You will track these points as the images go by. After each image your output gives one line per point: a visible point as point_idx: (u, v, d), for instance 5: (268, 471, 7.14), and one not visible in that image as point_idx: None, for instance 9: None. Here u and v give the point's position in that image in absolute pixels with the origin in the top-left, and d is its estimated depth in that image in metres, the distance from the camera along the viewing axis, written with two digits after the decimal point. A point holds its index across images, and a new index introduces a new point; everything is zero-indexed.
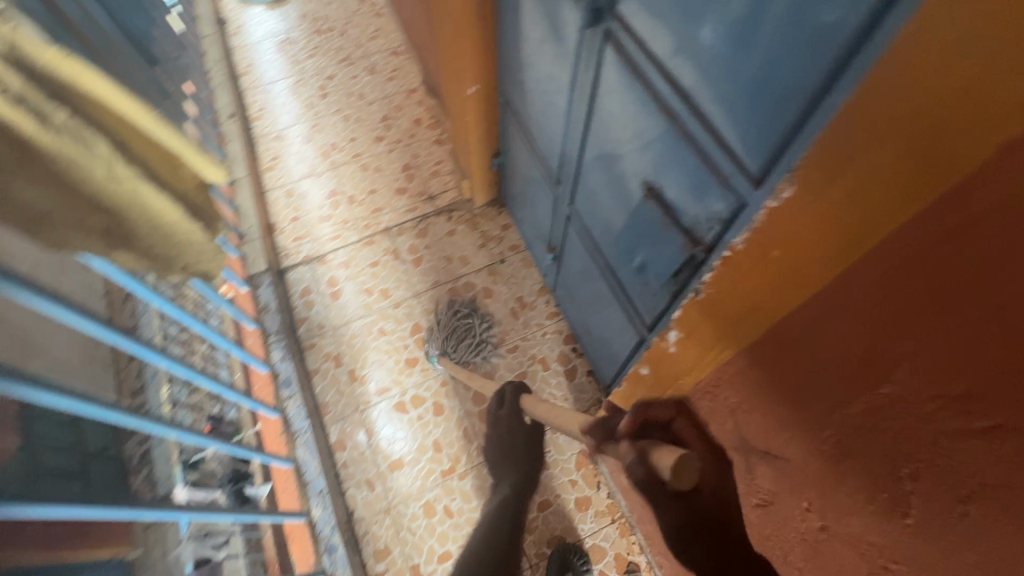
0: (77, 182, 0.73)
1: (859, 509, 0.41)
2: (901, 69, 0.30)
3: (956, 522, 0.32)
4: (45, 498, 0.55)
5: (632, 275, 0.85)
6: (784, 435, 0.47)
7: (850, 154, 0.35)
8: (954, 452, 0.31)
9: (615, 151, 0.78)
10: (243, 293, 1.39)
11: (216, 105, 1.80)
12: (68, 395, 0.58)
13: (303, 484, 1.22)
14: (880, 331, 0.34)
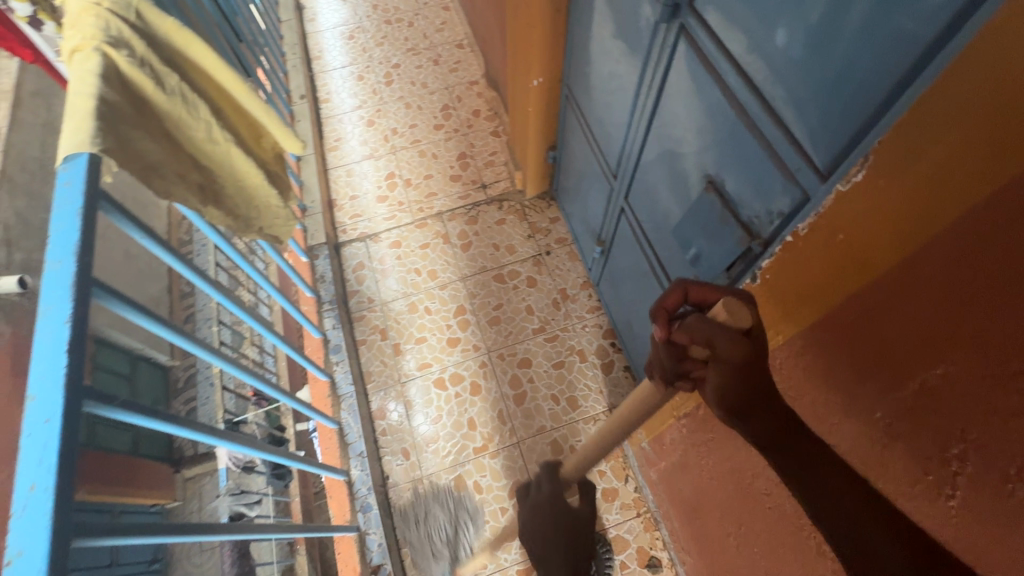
0: (182, 140, 0.81)
1: (904, 493, 0.42)
2: (977, 51, 0.30)
3: (1007, 500, 0.32)
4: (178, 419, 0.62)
5: (684, 268, 0.86)
6: (833, 419, 0.48)
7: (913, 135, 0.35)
8: (1008, 431, 0.31)
9: (677, 144, 0.80)
10: (302, 262, 1.47)
11: (290, 85, 1.90)
12: (157, 322, 0.65)
13: (344, 444, 1.26)
14: (936, 313, 0.35)
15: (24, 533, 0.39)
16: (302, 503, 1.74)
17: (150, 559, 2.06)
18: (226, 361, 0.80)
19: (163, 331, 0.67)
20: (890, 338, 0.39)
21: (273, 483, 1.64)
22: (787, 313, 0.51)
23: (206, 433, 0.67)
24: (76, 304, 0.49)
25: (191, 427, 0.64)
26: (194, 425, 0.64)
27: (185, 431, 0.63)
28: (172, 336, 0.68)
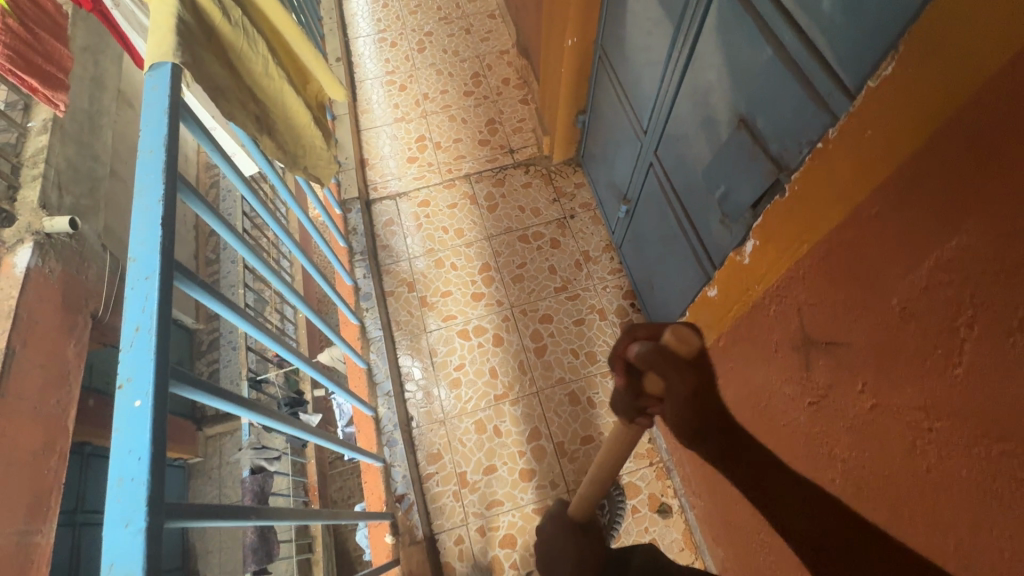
0: (244, 71, 0.87)
1: (914, 374, 0.46)
2: None
3: (1003, 354, 0.37)
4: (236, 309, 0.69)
5: (711, 213, 0.90)
6: (851, 319, 0.52)
7: (940, 26, 0.38)
8: (1007, 288, 0.35)
9: (709, 90, 0.83)
10: (336, 213, 1.53)
11: (326, 48, 1.95)
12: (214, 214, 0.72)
13: (373, 383, 1.32)
14: (951, 189, 0.38)
15: (132, 364, 0.45)
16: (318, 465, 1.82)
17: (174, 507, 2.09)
18: (244, 248, 0.88)
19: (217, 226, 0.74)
20: (912, 218, 0.42)
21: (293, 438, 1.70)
22: (816, 219, 0.54)
23: (256, 327, 0.74)
24: (165, 187, 0.55)
25: (246, 319, 0.70)
26: (247, 316, 0.70)
27: (240, 321, 0.69)
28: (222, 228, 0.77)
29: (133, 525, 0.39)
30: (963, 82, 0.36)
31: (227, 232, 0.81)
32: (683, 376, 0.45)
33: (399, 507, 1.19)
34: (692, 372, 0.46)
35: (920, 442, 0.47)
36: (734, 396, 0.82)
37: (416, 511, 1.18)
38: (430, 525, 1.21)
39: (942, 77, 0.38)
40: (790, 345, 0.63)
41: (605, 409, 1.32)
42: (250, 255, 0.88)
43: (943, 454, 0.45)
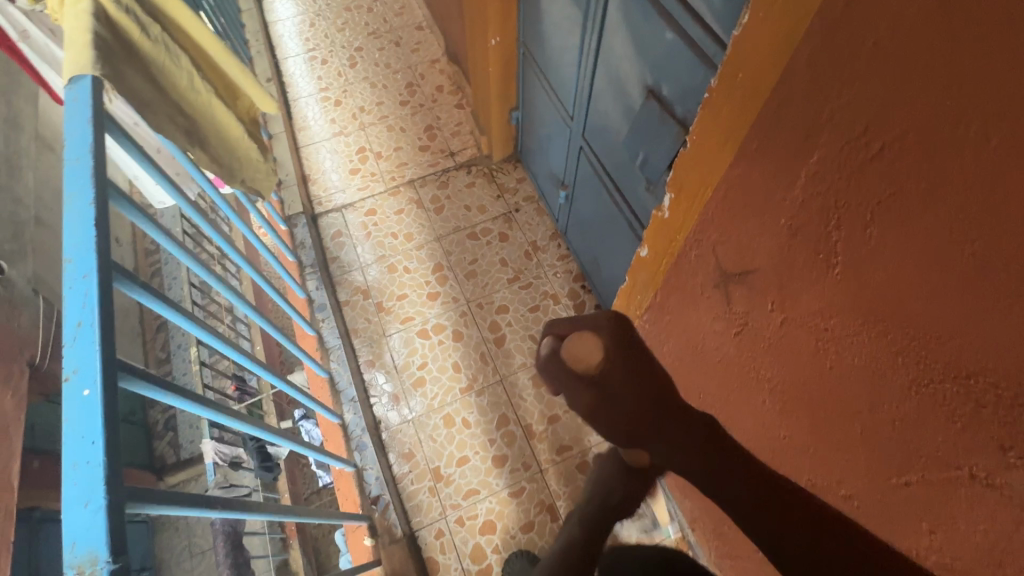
0: (168, 85, 0.88)
1: (807, 283, 0.52)
2: None
3: (866, 245, 0.44)
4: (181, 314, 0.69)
5: (637, 182, 0.97)
6: (752, 246, 0.58)
7: None
8: (860, 186, 0.42)
9: (620, 68, 0.90)
10: (282, 229, 1.53)
11: (255, 70, 1.95)
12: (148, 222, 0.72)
13: (336, 392, 1.34)
14: (808, 112, 0.45)
15: (77, 357, 0.46)
16: (293, 495, 1.76)
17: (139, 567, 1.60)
18: (194, 261, 0.87)
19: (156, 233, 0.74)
20: (785, 145, 0.49)
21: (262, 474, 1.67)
22: (711, 163, 0.61)
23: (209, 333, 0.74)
24: (95, 192, 0.55)
25: (194, 321, 0.71)
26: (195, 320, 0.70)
27: (186, 323, 0.70)
28: (163, 240, 0.77)
29: (92, 504, 0.40)
30: (801, 17, 0.43)
31: (171, 247, 0.81)
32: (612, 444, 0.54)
33: (376, 509, 1.21)
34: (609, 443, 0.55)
35: (822, 344, 0.53)
36: (676, 348, 0.87)
37: (393, 510, 1.21)
38: (409, 522, 1.22)
39: (784, 17, 0.45)
40: (711, 283, 0.69)
41: None
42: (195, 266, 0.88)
43: (837, 346, 0.51)
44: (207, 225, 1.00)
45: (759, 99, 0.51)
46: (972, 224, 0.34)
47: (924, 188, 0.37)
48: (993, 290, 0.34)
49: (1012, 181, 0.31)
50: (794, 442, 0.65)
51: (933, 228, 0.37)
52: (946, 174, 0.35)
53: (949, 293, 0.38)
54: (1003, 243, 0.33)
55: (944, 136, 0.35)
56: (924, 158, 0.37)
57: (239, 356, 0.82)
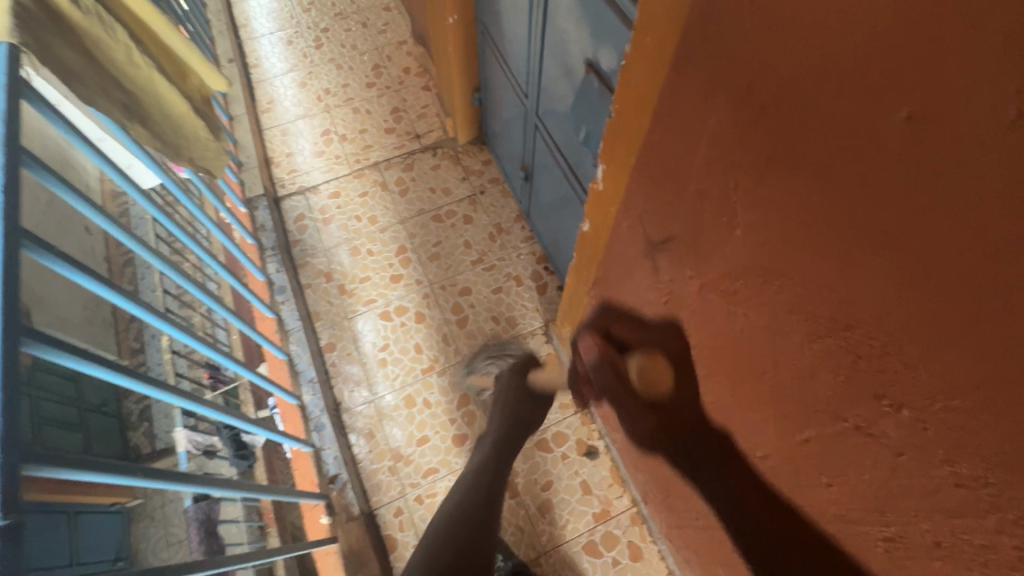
0: (105, 60, 0.86)
1: (717, 247, 0.54)
2: None
3: (759, 203, 0.46)
4: (108, 286, 0.69)
5: (584, 159, 0.98)
6: (672, 214, 0.60)
7: None
8: (753, 144, 0.44)
9: (565, 42, 0.90)
10: (242, 211, 1.51)
11: (217, 50, 1.91)
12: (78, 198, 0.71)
13: (295, 372, 1.35)
14: (710, 75, 0.47)
15: None
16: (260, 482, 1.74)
17: (112, 557, 1.60)
18: (138, 242, 0.85)
19: (83, 205, 0.73)
20: (694, 109, 0.51)
21: (236, 463, 1.59)
22: (635, 132, 0.62)
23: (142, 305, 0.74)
24: (6, 158, 0.55)
25: (119, 292, 0.70)
26: (120, 291, 0.70)
27: (110, 293, 0.69)
28: (99, 218, 0.75)
29: None
30: None
31: (109, 225, 0.79)
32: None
33: (333, 487, 1.23)
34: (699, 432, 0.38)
35: (731, 308, 0.55)
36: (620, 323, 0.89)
37: (349, 489, 1.22)
38: (367, 502, 1.23)
39: None
40: (641, 253, 0.70)
41: None
42: (142, 249, 0.86)
43: (744, 309, 0.53)
44: (156, 206, 0.98)
45: (671, 66, 0.52)
46: (844, 176, 0.37)
47: (798, 144, 0.39)
48: (867, 237, 0.37)
49: (876, 127, 0.33)
50: (718, 408, 0.66)
51: (812, 182, 0.39)
52: (817, 129, 0.37)
53: (829, 246, 0.40)
54: (873, 190, 0.35)
55: (814, 91, 0.37)
56: (797, 115, 0.39)
57: (172, 328, 0.82)
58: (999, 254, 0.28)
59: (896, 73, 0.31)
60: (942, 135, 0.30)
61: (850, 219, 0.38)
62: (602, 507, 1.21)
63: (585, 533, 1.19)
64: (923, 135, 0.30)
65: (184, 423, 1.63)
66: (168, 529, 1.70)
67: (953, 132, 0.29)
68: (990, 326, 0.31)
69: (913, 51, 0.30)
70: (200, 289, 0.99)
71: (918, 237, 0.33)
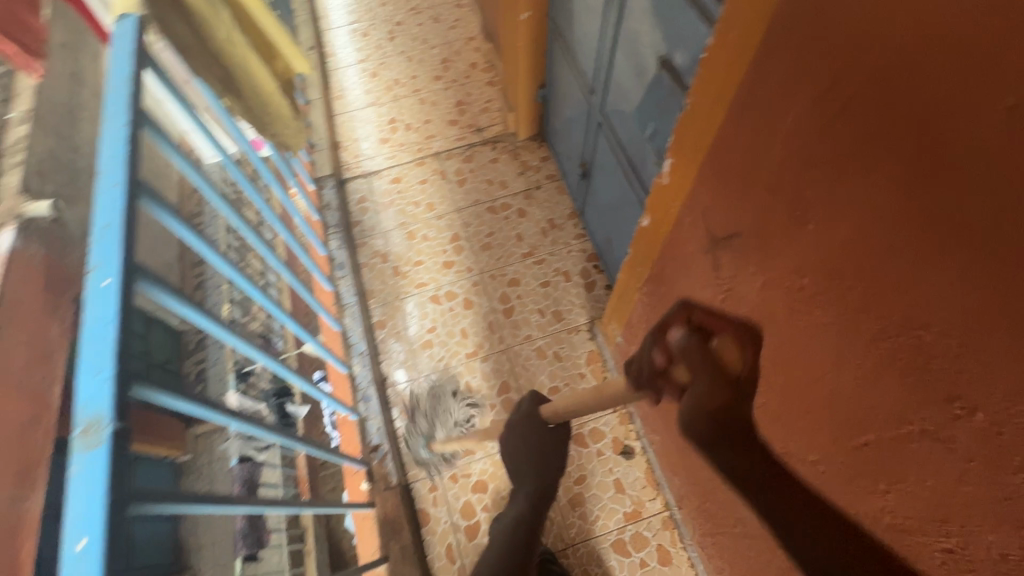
0: (209, 37, 0.93)
1: (786, 240, 0.53)
2: None
3: (834, 195, 0.46)
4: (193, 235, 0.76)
5: (647, 156, 0.99)
6: (740, 209, 0.60)
7: None
8: (835, 136, 0.44)
9: (637, 38, 0.91)
10: (312, 189, 1.61)
11: (299, 38, 2.03)
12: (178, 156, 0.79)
13: (347, 345, 1.39)
14: (795, 66, 0.47)
15: (101, 252, 0.52)
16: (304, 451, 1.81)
17: None
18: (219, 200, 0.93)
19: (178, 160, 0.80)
20: (774, 103, 0.51)
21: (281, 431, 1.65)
22: (707, 126, 0.62)
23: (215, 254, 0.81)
24: (130, 118, 0.61)
25: (202, 238, 0.78)
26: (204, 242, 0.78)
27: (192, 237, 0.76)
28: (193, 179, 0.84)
29: (102, 373, 0.45)
30: None
31: (201, 183, 0.87)
32: (717, 385, 0.56)
33: (374, 456, 1.28)
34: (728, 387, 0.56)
35: (794, 305, 0.55)
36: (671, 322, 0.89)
37: (389, 459, 1.27)
38: (404, 474, 1.28)
39: None
40: (703, 249, 0.70)
41: (571, 362, 1.39)
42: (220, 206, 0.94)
43: (809, 307, 0.53)
44: (239, 172, 1.07)
45: (754, 59, 0.52)
46: (927, 168, 0.36)
47: (886, 136, 0.39)
48: (950, 234, 0.36)
49: (970, 117, 0.32)
50: (768, 409, 0.66)
51: (893, 174, 0.39)
52: (908, 121, 0.37)
53: (908, 241, 0.39)
54: (961, 182, 0.34)
55: (902, 83, 0.37)
56: (888, 104, 0.38)
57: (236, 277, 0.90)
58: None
59: (996, 65, 0.30)
60: None
61: (936, 211, 0.36)
62: (634, 507, 1.21)
63: (614, 531, 1.19)
64: (1017, 128, 0.30)
65: (236, 386, 1.66)
66: None
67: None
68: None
69: (1009, 44, 0.29)
70: (267, 250, 1.07)
71: (1002, 232, 0.32)
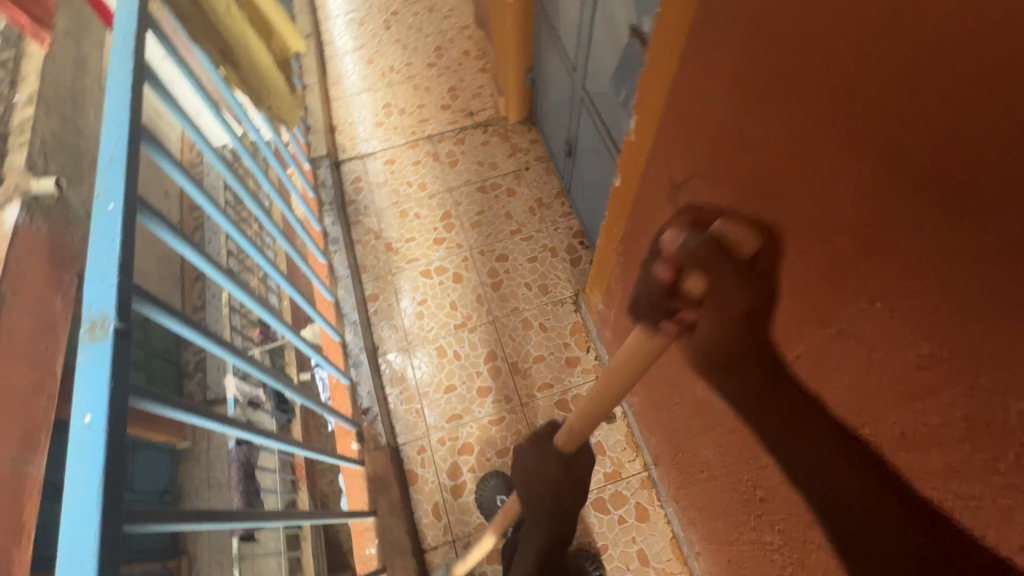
0: (207, 9, 0.99)
1: (728, 175, 0.59)
2: None
3: (764, 125, 0.51)
4: (192, 184, 0.81)
5: (622, 120, 1.04)
6: (693, 154, 0.65)
7: None
8: (763, 71, 0.50)
9: (611, 10, 0.96)
10: (307, 168, 1.66)
11: (297, 27, 2.09)
12: (182, 116, 0.84)
13: (340, 314, 1.45)
14: (729, 12, 0.52)
15: (107, 180, 0.57)
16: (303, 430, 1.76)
17: (161, 491, 1.82)
18: (221, 164, 0.98)
19: (178, 118, 0.85)
20: (715, 50, 0.56)
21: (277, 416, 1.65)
22: (664, 81, 0.68)
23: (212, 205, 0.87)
24: (134, 69, 0.67)
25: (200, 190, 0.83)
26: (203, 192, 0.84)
27: (190, 186, 0.82)
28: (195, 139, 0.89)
29: (109, 280, 0.51)
30: None
31: (203, 145, 0.93)
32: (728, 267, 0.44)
33: (365, 419, 1.32)
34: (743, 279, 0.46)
35: None
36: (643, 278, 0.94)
37: (380, 422, 1.31)
38: (394, 437, 1.33)
39: None
40: (666, 199, 0.76)
41: (556, 333, 1.44)
42: (221, 169, 1.00)
43: None
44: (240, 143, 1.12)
45: (697, 12, 0.57)
46: (828, 85, 0.42)
47: (802, 57, 0.44)
48: (855, 136, 0.40)
49: (853, 33, 0.38)
50: None
51: (804, 96, 0.45)
52: (812, 44, 0.42)
53: (820, 154, 0.45)
54: (851, 93, 0.40)
55: (805, 12, 0.42)
56: (797, 34, 0.44)
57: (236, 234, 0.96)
58: (956, 119, 0.32)
59: None
60: (903, 28, 0.34)
61: (843, 118, 0.41)
62: (614, 467, 1.26)
63: (594, 490, 1.24)
64: (883, 33, 0.35)
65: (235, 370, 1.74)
66: (209, 472, 1.92)
67: (920, 17, 0.32)
68: (949, 194, 0.34)
69: None
70: (265, 215, 1.12)
71: (882, 131, 0.38)
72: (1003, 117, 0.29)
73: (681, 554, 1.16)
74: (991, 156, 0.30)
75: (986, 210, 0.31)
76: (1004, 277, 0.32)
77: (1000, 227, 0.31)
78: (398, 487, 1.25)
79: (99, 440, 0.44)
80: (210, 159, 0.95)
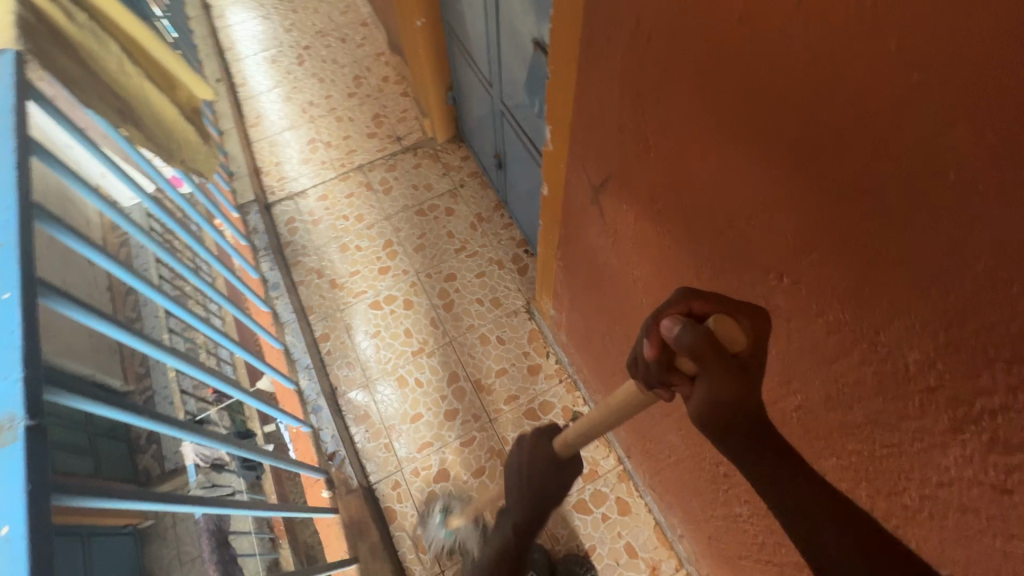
0: (98, 67, 0.95)
1: (640, 174, 0.61)
2: None
3: (661, 124, 0.54)
4: (101, 254, 0.77)
5: (540, 129, 1.07)
6: (606, 157, 0.68)
7: None
8: (651, 75, 0.52)
9: (514, 24, 0.99)
10: (234, 217, 1.61)
11: (205, 72, 2.02)
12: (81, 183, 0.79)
13: (291, 360, 1.42)
14: (613, 23, 0.55)
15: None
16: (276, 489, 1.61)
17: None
18: (134, 227, 0.93)
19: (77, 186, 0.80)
20: (607, 60, 0.59)
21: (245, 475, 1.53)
22: (569, 92, 0.70)
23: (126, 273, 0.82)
24: (17, 144, 0.63)
25: (111, 259, 0.78)
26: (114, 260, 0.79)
27: (101, 258, 0.77)
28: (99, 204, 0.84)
29: (11, 376, 0.47)
30: None
31: (111, 211, 0.88)
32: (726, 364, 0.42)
33: (332, 463, 1.29)
34: (735, 370, 0.42)
35: (659, 231, 0.63)
36: (585, 279, 0.96)
37: (348, 464, 1.29)
38: (366, 476, 1.30)
39: None
40: (591, 202, 0.78)
41: (515, 344, 1.44)
42: (135, 232, 0.94)
43: (668, 229, 0.61)
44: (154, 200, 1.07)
45: (585, 24, 0.60)
46: (709, 83, 0.45)
47: (683, 60, 0.47)
48: (739, 123, 0.43)
49: (721, 34, 0.41)
50: None
51: (691, 95, 0.47)
52: (690, 45, 0.45)
53: (713, 147, 0.48)
54: (728, 89, 0.42)
55: (678, 19, 0.45)
56: (675, 38, 0.47)
57: (162, 299, 0.90)
58: (827, 97, 0.34)
59: None
60: (763, 25, 0.37)
61: (728, 108, 0.44)
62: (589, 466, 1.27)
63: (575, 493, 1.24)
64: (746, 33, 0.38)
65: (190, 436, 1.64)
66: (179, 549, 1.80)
67: (779, 7, 0.35)
68: (828, 168, 0.37)
69: None
70: (192, 273, 1.07)
71: (760, 120, 0.41)
72: (867, 89, 0.31)
73: (667, 540, 1.18)
74: (861, 128, 0.33)
75: (864, 178, 0.34)
76: (884, 235, 0.35)
77: (876, 191, 0.34)
78: (379, 534, 1.21)
79: (20, 552, 0.41)
80: (121, 224, 0.90)
